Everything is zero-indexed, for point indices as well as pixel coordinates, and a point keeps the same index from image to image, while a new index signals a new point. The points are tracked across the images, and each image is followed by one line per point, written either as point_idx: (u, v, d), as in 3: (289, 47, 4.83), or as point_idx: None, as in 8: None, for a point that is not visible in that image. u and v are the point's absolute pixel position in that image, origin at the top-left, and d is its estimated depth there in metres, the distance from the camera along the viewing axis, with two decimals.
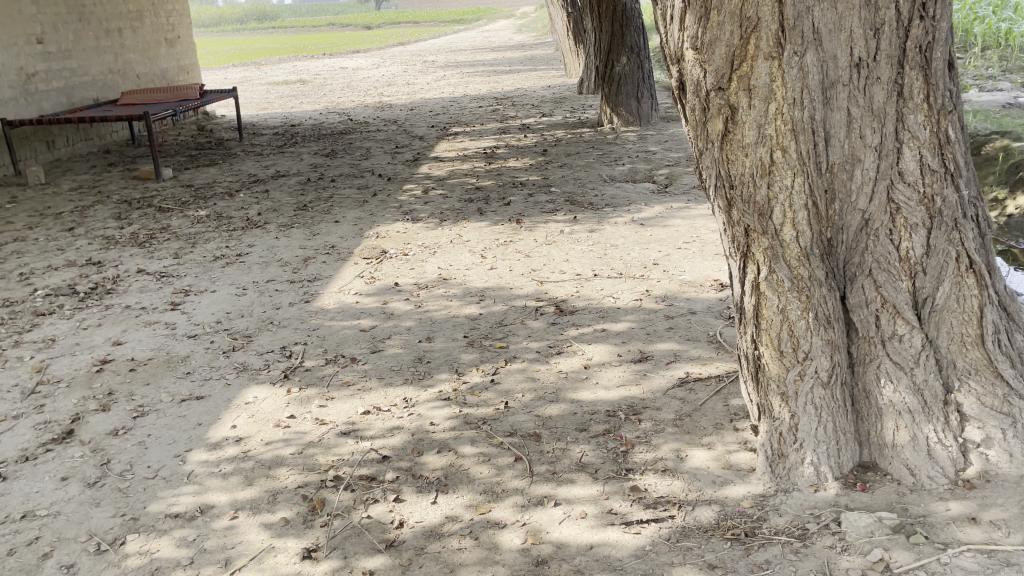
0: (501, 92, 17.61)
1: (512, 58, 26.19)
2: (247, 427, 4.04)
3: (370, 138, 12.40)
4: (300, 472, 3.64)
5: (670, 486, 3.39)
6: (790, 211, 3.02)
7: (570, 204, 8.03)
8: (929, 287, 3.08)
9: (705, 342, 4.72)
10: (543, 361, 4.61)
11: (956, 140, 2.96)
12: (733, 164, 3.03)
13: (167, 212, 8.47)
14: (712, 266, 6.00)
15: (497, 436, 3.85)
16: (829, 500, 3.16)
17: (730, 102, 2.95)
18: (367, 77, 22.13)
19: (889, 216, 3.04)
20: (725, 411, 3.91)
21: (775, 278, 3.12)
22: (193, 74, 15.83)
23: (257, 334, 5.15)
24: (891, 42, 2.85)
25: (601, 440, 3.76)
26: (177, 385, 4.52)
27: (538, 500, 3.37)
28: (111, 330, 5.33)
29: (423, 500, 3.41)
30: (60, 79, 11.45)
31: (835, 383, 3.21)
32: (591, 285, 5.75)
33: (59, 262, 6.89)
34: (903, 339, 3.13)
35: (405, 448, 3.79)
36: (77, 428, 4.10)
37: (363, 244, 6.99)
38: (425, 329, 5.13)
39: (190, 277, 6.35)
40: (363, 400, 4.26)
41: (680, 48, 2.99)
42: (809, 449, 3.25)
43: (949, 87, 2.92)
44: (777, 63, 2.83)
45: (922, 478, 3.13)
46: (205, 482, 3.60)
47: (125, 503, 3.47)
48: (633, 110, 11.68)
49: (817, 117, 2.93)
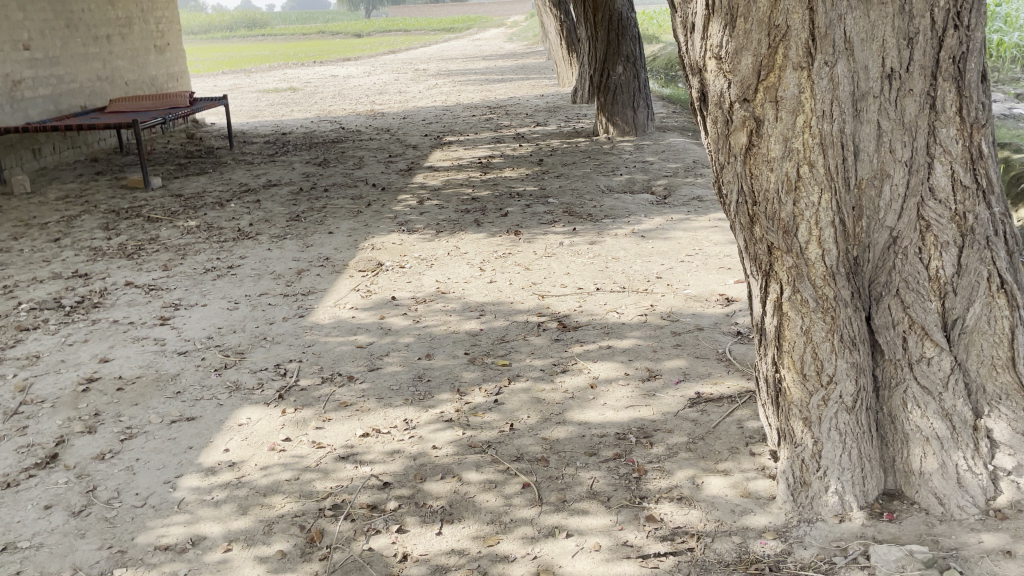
0: (495, 101, 17.49)
1: (505, 67, 26.09)
2: (241, 450, 3.86)
3: (363, 146, 12.23)
4: (297, 500, 3.46)
5: (687, 516, 3.24)
6: (816, 228, 2.88)
7: (568, 215, 7.88)
8: (959, 308, 2.94)
9: (715, 360, 4.57)
10: (547, 380, 4.45)
11: (990, 155, 2.83)
12: (756, 179, 2.89)
13: (156, 222, 8.27)
14: (717, 280, 5.85)
15: (503, 461, 3.69)
16: (854, 532, 3.01)
17: (756, 114, 2.80)
18: (359, 85, 21.95)
19: (919, 234, 2.91)
20: (740, 434, 3.77)
21: (799, 299, 2.98)
22: (183, 81, 15.64)
23: (251, 351, 4.98)
24: (925, 52, 2.72)
25: (613, 465, 3.60)
26: (166, 405, 4.33)
27: (549, 532, 3.20)
28: (98, 346, 5.13)
29: (428, 531, 3.24)
30: (46, 85, 11.23)
31: (860, 408, 3.06)
32: (594, 299, 5.60)
33: (45, 274, 6.68)
34: (932, 362, 2.99)
35: (406, 474, 3.62)
36: (62, 451, 3.91)
37: (357, 257, 6.82)
38: (424, 346, 4.96)
39: (180, 290, 6.17)
40: (362, 422, 4.09)
41: (703, 58, 2.86)
42: (833, 477, 3.10)
43: (983, 100, 2.79)
44: (807, 73, 2.70)
45: (952, 507, 2.98)
46: (197, 511, 3.42)
47: (112, 534, 3.28)
48: (629, 120, 11.55)
49: (846, 130, 2.79)
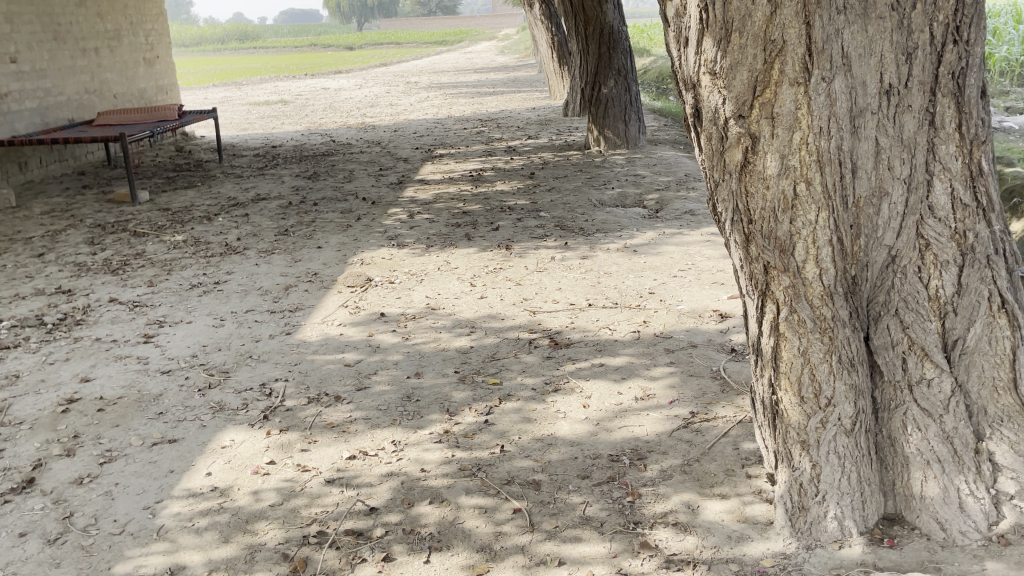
0: (487, 114, 17.45)
1: (495, 81, 26.06)
2: (224, 474, 3.76)
3: (353, 159, 12.16)
4: (281, 527, 3.36)
5: (683, 543, 3.15)
6: (814, 247, 2.80)
7: (560, 229, 7.81)
8: (959, 328, 2.87)
9: (709, 377, 4.50)
10: (539, 399, 4.35)
11: (990, 172, 2.77)
12: (752, 198, 2.82)
13: (143, 237, 8.17)
14: (710, 295, 5.79)
15: (494, 485, 3.60)
16: (855, 558, 2.93)
17: (751, 131, 2.74)
18: (349, 99, 21.84)
19: (918, 253, 2.84)
20: (736, 456, 3.69)
21: (797, 319, 2.90)
22: (172, 93, 15.55)
23: (236, 369, 4.87)
24: (923, 68, 2.67)
25: (606, 489, 3.51)
26: (148, 427, 4.22)
27: (542, 560, 3.11)
28: (79, 365, 5.02)
29: (415, 559, 3.14)
30: (33, 98, 11.13)
31: (859, 431, 2.98)
32: (586, 315, 5.53)
33: (27, 290, 6.57)
34: (932, 384, 2.91)
35: (394, 499, 3.52)
36: (39, 476, 3.80)
37: (346, 272, 6.72)
38: (413, 363, 4.87)
39: (165, 306, 6.06)
40: (349, 445, 3.99)
41: (696, 73, 2.79)
42: (832, 502, 3.02)
43: (983, 116, 2.73)
44: (803, 89, 2.64)
45: (954, 533, 2.91)
46: (178, 538, 3.31)
47: (89, 564, 3.17)
48: (620, 133, 11.48)
49: (843, 147, 2.73)
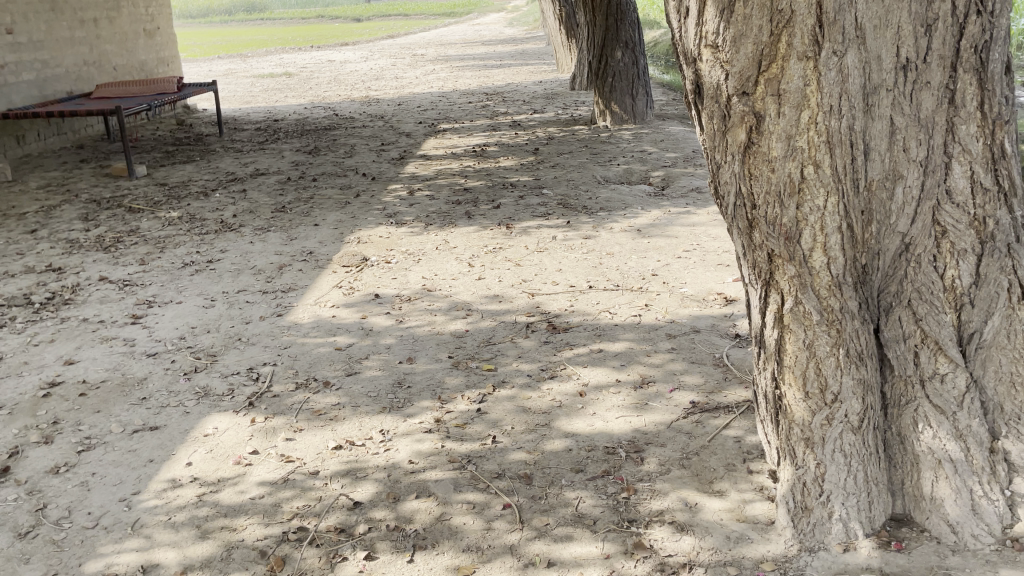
0: (493, 87, 17.18)
1: (505, 53, 25.69)
2: (205, 464, 3.63)
3: (355, 134, 11.96)
4: (261, 522, 3.23)
5: (680, 543, 3.00)
6: (821, 234, 2.62)
7: (562, 207, 7.62)
8: (976, 321, 2.69)
9: (711, 365, 4.33)
10: (534, 387, 4.20)
11: (1012, 153, 2.59)
12: (756, 181, 2.63)
13: (138, 212, 8.03)
14: (715, 278, 5.61)
15: (484, 479, 3.45)
16: (861, 563, 2.78)
17: (756, 109, 2.54)
18: (354, 71, 21.54)
19: (934, 241, 2.65)
20: (737, 450, 3.53)
21: (802, 311, 2.72)
22: (174, 65, 15.34)
23: (224, 352, 4.73)
24: (944, 40, 2.47)
25: (600, 484, 3.36)
26: (130, 412, 4.09)
27: (532, 561, 2.97)
28: (63, 347, 4.89)
29: (399, 559, 3.01)
30: (30, 71, 10.95)
31: (867, 428, 2.81)
32: (586, 298, 5.35)
33: (17, 267, 6.44)
34: (945, 379, 2.74)
35: (379, 493, 3.39)
36: (15, 464, 3.68)
37: (342, 251, 6.56)
38: (406, 348, 4.71)
39: (155, 286, 5.91)
40: (335, 433, 3.84)
41: (697, 46, 2.59)
42: (837, 503, 2.86)
43: (1006, 93, 2.54)
44: (812, 64, 2.43)
45: (965, 536, 2.76)
46: (154, 534, 3.18)
47: (59, 560, 3.05)
48: (628, 108, 11.25)
49: (856, 127, 2.53)
